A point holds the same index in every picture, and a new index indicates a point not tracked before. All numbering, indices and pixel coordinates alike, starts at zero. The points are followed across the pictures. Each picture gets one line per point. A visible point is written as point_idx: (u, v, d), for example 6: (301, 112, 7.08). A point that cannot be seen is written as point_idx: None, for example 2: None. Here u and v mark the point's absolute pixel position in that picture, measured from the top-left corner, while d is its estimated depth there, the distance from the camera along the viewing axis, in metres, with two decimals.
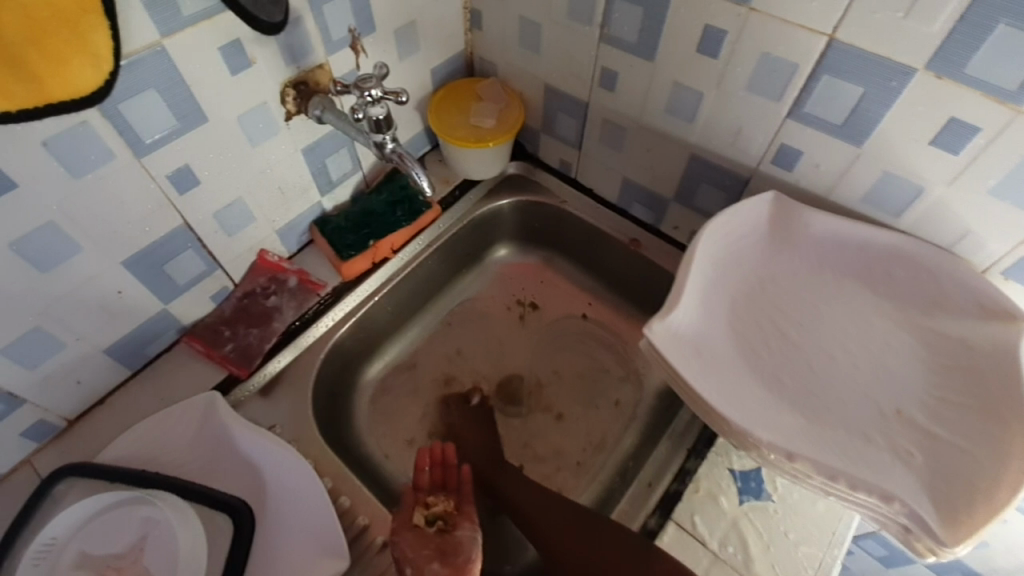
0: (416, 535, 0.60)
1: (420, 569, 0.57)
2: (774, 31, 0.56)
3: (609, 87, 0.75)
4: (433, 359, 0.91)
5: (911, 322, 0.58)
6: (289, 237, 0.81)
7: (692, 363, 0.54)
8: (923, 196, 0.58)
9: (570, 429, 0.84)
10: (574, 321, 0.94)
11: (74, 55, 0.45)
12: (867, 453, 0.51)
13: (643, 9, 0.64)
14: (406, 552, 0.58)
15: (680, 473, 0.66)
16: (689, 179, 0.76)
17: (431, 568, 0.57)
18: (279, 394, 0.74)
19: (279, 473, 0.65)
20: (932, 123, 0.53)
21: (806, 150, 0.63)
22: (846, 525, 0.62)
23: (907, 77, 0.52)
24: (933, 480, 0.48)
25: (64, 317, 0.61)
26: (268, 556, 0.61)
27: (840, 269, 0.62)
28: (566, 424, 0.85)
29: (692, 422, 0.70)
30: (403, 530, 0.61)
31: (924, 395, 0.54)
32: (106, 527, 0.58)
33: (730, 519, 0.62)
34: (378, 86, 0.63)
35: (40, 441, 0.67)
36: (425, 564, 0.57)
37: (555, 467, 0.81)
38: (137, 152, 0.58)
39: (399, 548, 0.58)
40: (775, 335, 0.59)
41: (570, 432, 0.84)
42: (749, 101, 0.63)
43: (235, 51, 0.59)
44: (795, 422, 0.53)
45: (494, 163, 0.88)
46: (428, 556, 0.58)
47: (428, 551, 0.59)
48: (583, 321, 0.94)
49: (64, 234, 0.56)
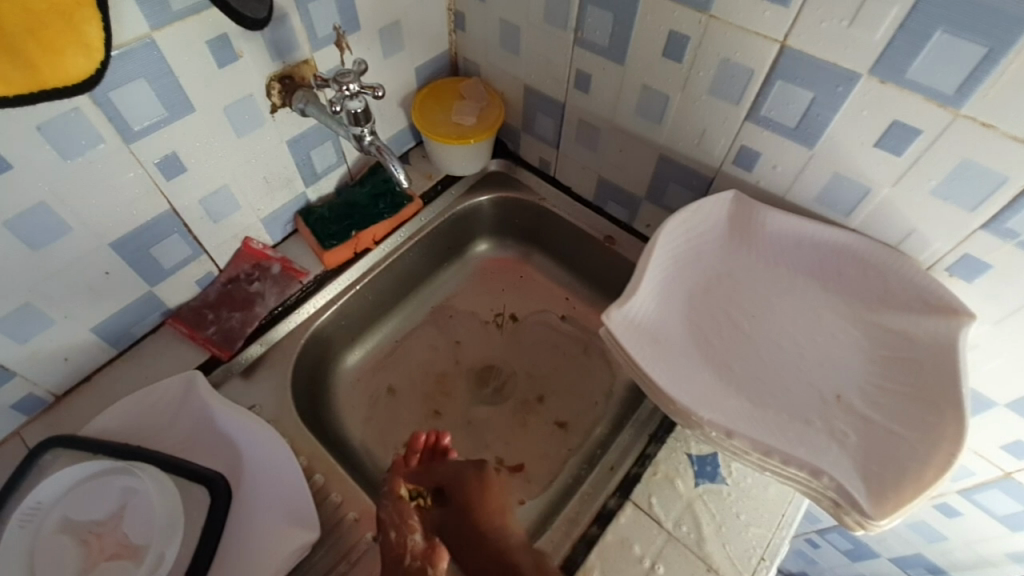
0: (402, 504, 0.63)
1: (403, 537, 0.60)
2: (731, 38, 0.60)
3: (584, 89, 0.78)
4: (412, 349, 0.94)
5: (857, 315, 0.62)
6: (273, 226, 0.84)
7: (646, 349, 0.57)
8: (871, 196, 0.61)
9: (543, 419, 0.87)
10: (552, 317, 0.97)
11: (68, 46, 0.49)
12: (807, 434, 0.54)
13: (613, 14, 0.67)
14: (392, 517, 0.62)
15: (640, 457, 0.69)
16: (658, 179, 0.79)
17: (413, 539, 0.60)
18: (258, 376, 0.77)
19: (255, 449, 0.68)
20: (876, 127, 0.56)
21: (764, 152, 0.66)
22: (795, 507, 0.65)
23: (852, 82, 0.55)
24: (865, 459, 0.51)
25: (53, 294, 0.64)
26: (241, 528, 0.63)
27: (795, 265, 0.65)
28: (538, 415, 0.87)
29: (654, 411, 0.73)
30: (389, 496, 0.64)
31: (864, 381, 0.57)
32: (87, 495, 0.61)
33: (685, 501, 0.65)
34: (356, 81, 0.66)
35: (28, 415, 0.70)
36: (407, 533, 0.60)
37: (526, 454, 0.84)
38: (126, 138, 0.61)
39: (384, 511, 0.62)
40: (729, 325, 0.62)
41: (542, 420, 0.87)
42: (711, 104, 0.66)
43: (222, 44, 0.63)
44: (742, 405, 0.56)
45: (475, 160, 0.91)
46: (413, 527, 0.61)
47: (413, 521, 0.62)
48: (562, 318, 0.97)
49: (55, 215, 0.59)
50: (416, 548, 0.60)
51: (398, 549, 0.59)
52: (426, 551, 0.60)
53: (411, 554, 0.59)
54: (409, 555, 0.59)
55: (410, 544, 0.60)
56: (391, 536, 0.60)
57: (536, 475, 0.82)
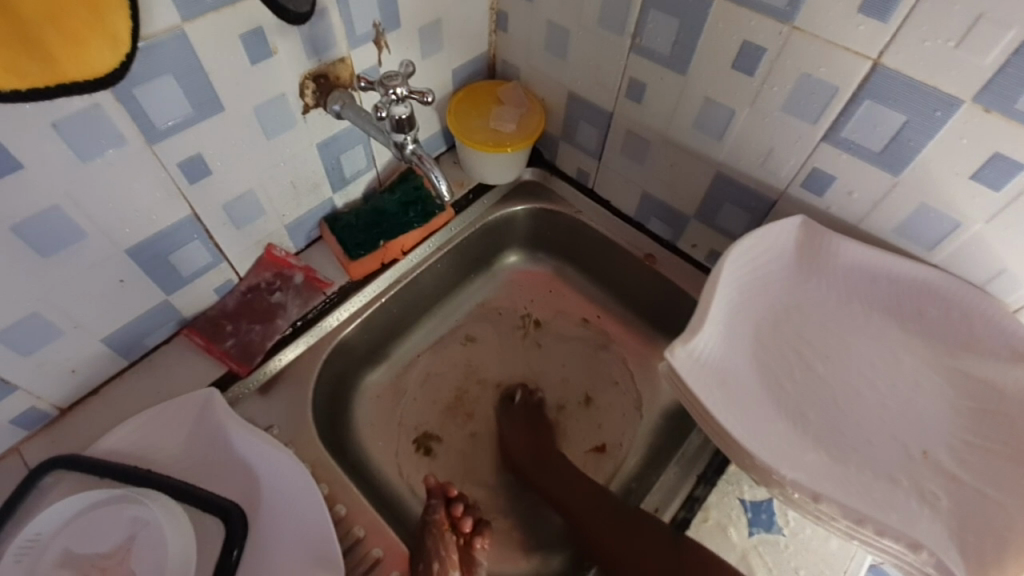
0: (448, 536, 0.61)
1: (445, 567, 0.58)
2: (816, 51, 0.54)
3: (636, 99, 0.73)
4: (436, 365, 0.88)
5: (937, 360, 0.57)
6: (297, 233, 0.79)
7: (713, 392, 0.53)
8: (959, 231, 0.56)
9: (571, 433, 0.84)
10: (570, 322, 0.93)
11: (92, 35, 0.44)
12: (893, 497, 0.50)
13: (678, 20, 0.62)
14: (435, 547, 0.60)
15: (688, 501, 0.64)
16: (711, 198, 0.74)
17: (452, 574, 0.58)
18: (278, 393, 0.72)
19: (273, 478, 0.63)
20: (974, 158, 0.51)
21: (839, 176, 0.61)
22: (859, 564, 0.61)
23: (953, 108, 0.50)
24: (959, 527, 0.48)
25: (63, 304, 0.59)
26: (259, 565, 0.59)
27: (868, 300, 0.60)
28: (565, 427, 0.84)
29: (701, 447, 0.68)
30: (432, 528, 0.62)
31: (950, 436, 0.53)
32: (92, 526, 0.56)
33: (740, 553, 0.61)
34: (404, 84, 0.62)
35: (30, 429, 0.65)
36: (449, 567, 0.58)
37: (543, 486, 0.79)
38: (149, 138, 0.56)
39: (433, 539, 0.61)
40: (799, 365, 0.58)
41: (570, 440, 0.83)
42: (783, 122, 0.61)
43: (257, 39, 0.57)
44: (818, 460, 0.52)
45: (512, 168, 0.86)
46: (454, 562, 0.59)
47: (455, 558, 0.60)
48: (582, 322, 0.93)
49: (69, 219, 0.54)
50: None
51: None
52: None
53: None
54: None
55: None
56: (434, 568, 0.58)
57: (550, 524, 0.76)
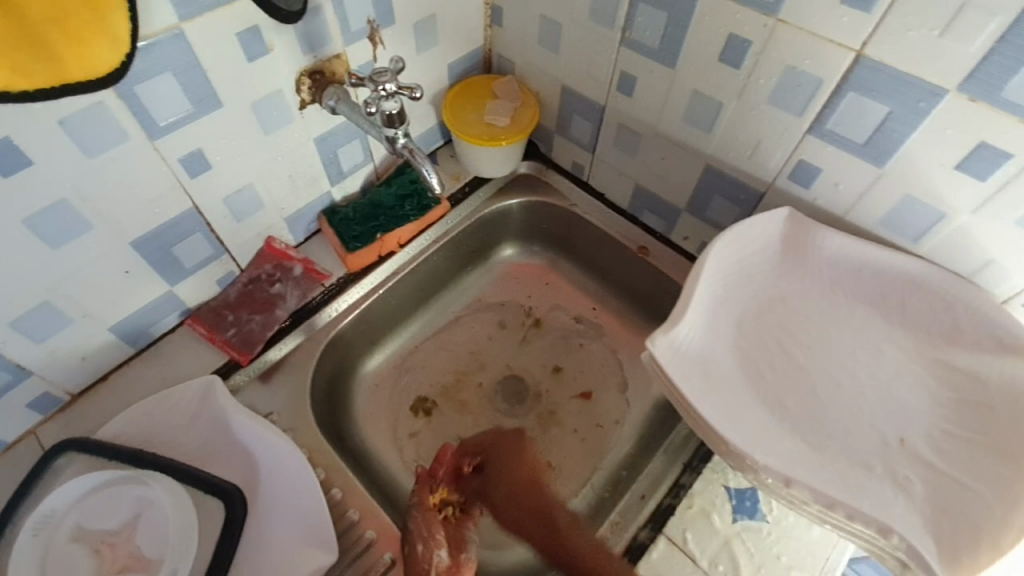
0: (431, 517, 0.64)
1: (429, 551, 0.61)
2: (800, 44, 0.55)
3: (627, 92, 0.73)
4: (432, 355, 0.90)
5: (918, 350, 0.57)
6: (296, 226, 0.81)
7: (693, 379, 0.54)
8: (945, 222, 0.56)
9: (566, 416, 0.85)
10: (568, 316, 0.94)
11: (92, 36, 0.45)
12: (870, 483, 0.51)
13: (666, 14, 0.62)
14: (420, 530, 0.63)
15: (674, 488, 0.67)
16: (702, 190, 0.75)
17: (438, 555, 0.61)
18: (278, 381, 0.74)
19: (273, 461, 0.65)
20: (959, 150, 0.51)
21: (825, 168, 0.61)
22: (841, 551, 0.62)
23: (937, 98, 0.50)
24: (933, 513, 0.49)
25: (73, 294, 0.62)
26: (257, 544, 0.62)
27: (852, 292, 0.61)
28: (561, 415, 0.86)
29: (688, 437, 0.72)
30: (418, 509, 0.65)
31: (930, 426, 0.54)
32: (101, 505, 0.59)
33: (722, 539, 0.62)
34: (393, 81, 0.63)
35: (45, 413, 0.68)
36: (433, 548, 0.61)
37: (573, 454, 0.82)
38: (151, 134, 0.58)
39: (414, 522, 0.64)
40: (781, 356, 0.59)
41: (563, 424, 0.84)
42: (769, 115, 0.62)
43: (253, 37, 0.59)
44: (796, 447, 0.53)
45: (507, 163, 0.87)
46: (439, 542, 0.62)
47: (440, 537, 0.63)
48: (577, 318, 0.93)
49: (76, 212, 0.57)
50: (441, 565, 0.61)
51: (423, 564, 0.60)
52: (451, 569, 0.61)
53: (435, 571, 0.60)
54: (434, 571, 0.60)
55: (433, 561, 0.60)
56: (418, 549, 0.61)
57: None
